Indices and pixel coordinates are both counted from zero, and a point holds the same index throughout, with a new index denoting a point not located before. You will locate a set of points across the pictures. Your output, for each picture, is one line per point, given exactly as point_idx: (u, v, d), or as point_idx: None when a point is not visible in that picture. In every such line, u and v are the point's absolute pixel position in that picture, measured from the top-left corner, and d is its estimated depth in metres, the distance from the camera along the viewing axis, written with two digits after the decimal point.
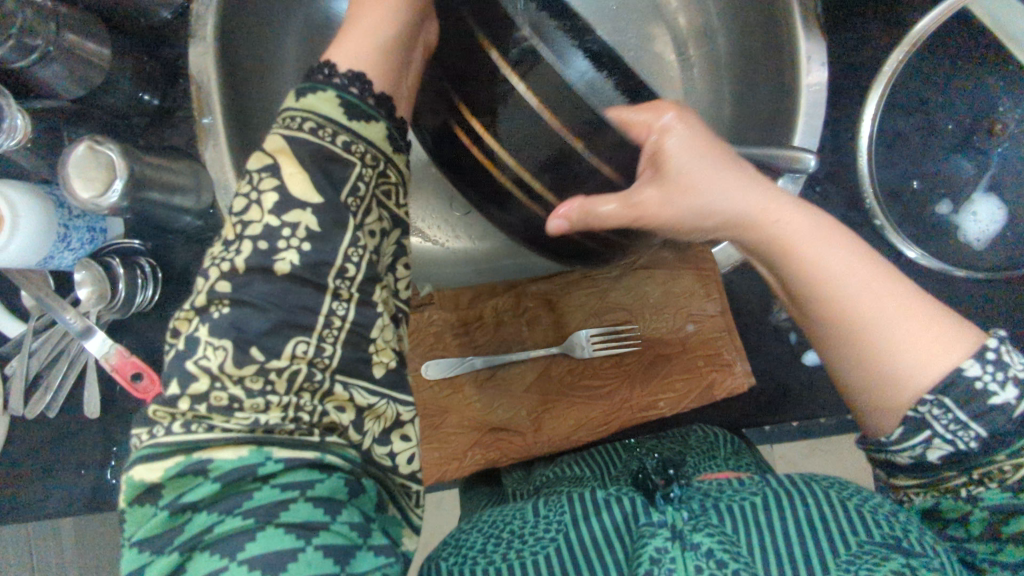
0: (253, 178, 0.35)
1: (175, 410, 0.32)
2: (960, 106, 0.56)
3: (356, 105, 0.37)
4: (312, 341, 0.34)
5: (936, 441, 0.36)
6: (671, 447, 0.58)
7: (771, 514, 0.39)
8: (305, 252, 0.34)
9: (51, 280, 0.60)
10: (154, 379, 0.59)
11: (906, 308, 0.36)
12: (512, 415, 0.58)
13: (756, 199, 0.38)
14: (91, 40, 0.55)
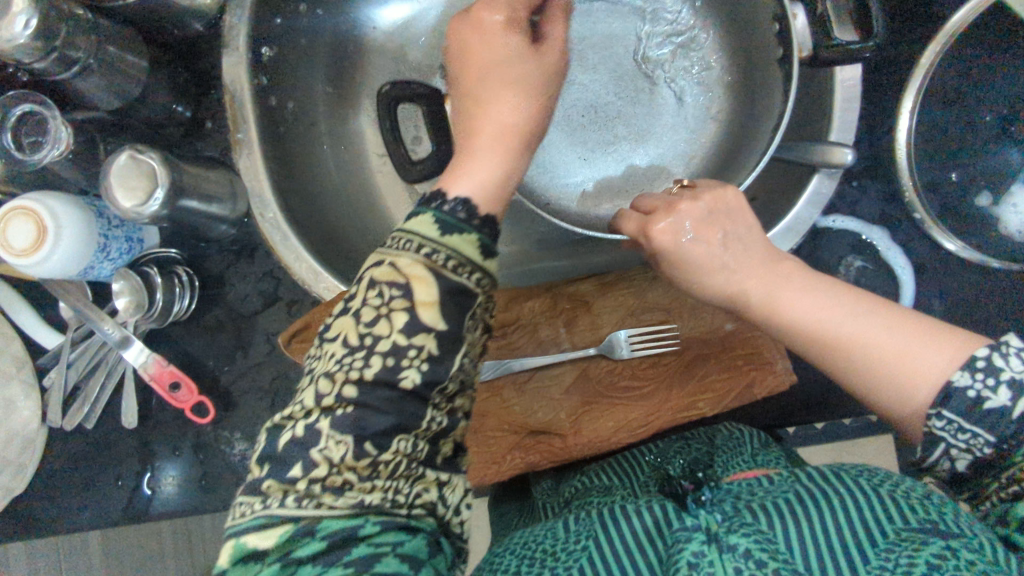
0: (379, 291, 0.34)
1: (290, 487, 0.32)
2: (998, 96, 0.56)
3: (452, 223, 0.36)
4: (413, 438, 0.34)
5: (954, 451, 0.36)
6: (696, 447, 0.57)
7: (807, 504, 0.37)
8: (426, 370, 0.34)
9: (90, 291, 0.60)
10: (191, 388, 0.59)
11: (892, 333, 0.38)
12: (550, 417, 0.58)
13: (739, 274, 0.44)
14: (130, 53, 0.56)
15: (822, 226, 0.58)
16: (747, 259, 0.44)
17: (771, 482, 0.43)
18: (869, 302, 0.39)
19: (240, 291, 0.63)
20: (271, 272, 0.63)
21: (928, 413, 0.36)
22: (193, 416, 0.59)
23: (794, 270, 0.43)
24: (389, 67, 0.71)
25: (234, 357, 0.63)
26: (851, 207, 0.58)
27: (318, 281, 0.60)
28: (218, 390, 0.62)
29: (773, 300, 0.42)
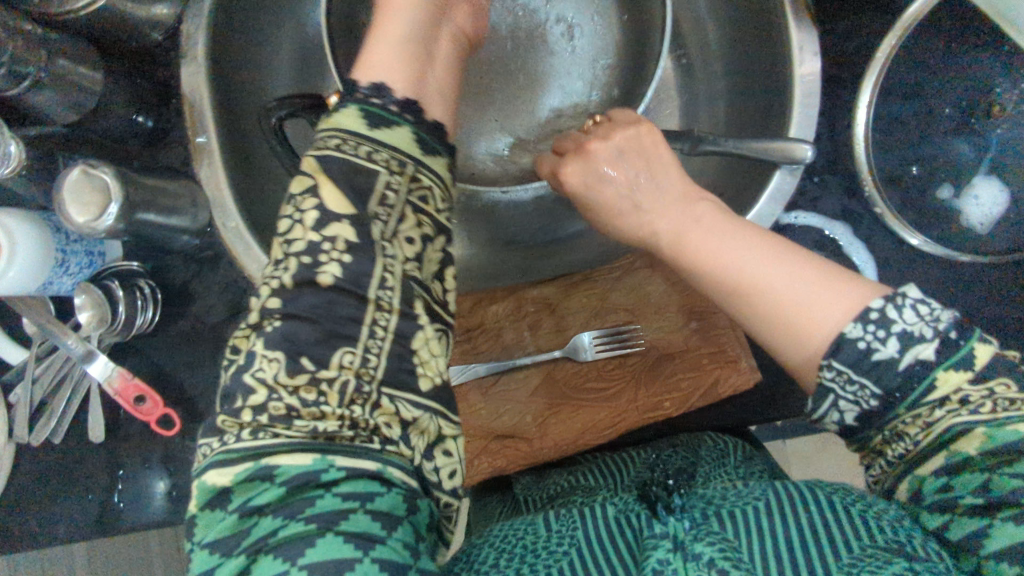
0: (296, 201, 0.36)
1: (242, 419, 0.33)
2: (957, 89, 0.56)
3: (363, 109, 0.39)
4: (358, 351, 0.34)
5: (843, 404, 0.37)
6: (681, 456, 0.56)
7: (775, 520, 0.39)
8: (346, 263, 0.35)
9: (53, 305, 0.60)
10: (157, 401, 0.59)
11: (794, 278, 0.38)
12: (517, 421, 0.58)
13: (666, 222, 0.47)
14: (83, 66, 0.55)
15: (784, 222, 0.58)
16: (663, 200, 0.48)
17: (743, 490, 0.44)
18: (783, 255, 0.39)
19: (207, 301, 0.63)
20: (236, 281, 0.63)
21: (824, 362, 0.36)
22: (160, 430, 0.59)
23: (716, 223, 0.44)
24: None
25: (202, 367, 0.63)
26: (812, 202, 0.58)
27: None
28: (187, 400, 0.62)
29: (688, 240, 0.44)
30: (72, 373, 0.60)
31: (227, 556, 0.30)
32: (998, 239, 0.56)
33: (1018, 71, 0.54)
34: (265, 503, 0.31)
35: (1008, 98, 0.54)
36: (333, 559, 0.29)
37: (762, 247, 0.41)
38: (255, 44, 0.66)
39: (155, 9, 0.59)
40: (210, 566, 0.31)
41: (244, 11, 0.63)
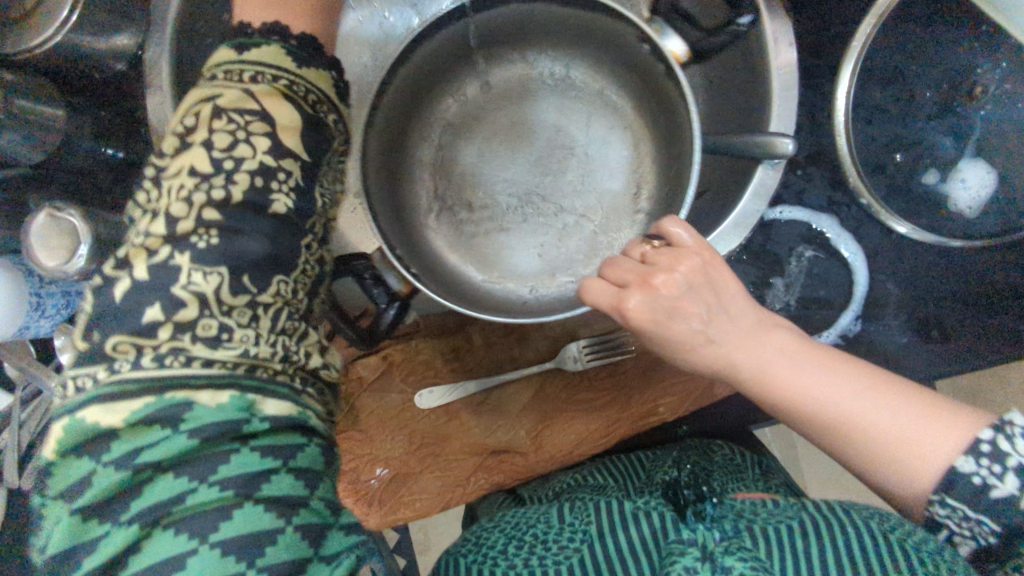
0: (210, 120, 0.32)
1: (148, 341, 0.30)
2: (937, 71, 0.54)
3: (253, 42, 0.35)
4: (291, 283, 0.33)
5: (959, 538, 0.33)
6: (681, 457, 0.56)
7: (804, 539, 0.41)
8: (293, 203, 0.33)
9: (34, 348, 0.60)
10: None
11: (892, 404, 0.34)
12: (511, 436, 0.58)
13: (733, 331, 0.38)
14: (46, 105, 0.55)
15: (771, 218, 0.57)
16: (737, 333, 0.38)
17: (777, 506, 0.46)
18: (860, 381, 0.36)
19: None
20: None
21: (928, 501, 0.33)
22: None
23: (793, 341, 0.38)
24: None
25: None
26: (797, 195, 0.57)
27: None
28: None
29: (764, 376, 0.37)
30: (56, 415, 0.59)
31: (117, 518, 0.27)
32: (989, 223, 0.54)
33: (998, 49, 0.52)
34: (166, 452, 0.28)
35: (990, 77, 0.52)
36: (253, 529, 0.28)
37: (845, 365, 0.36)
38: None
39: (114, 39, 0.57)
40: (89, 530, 0.27)
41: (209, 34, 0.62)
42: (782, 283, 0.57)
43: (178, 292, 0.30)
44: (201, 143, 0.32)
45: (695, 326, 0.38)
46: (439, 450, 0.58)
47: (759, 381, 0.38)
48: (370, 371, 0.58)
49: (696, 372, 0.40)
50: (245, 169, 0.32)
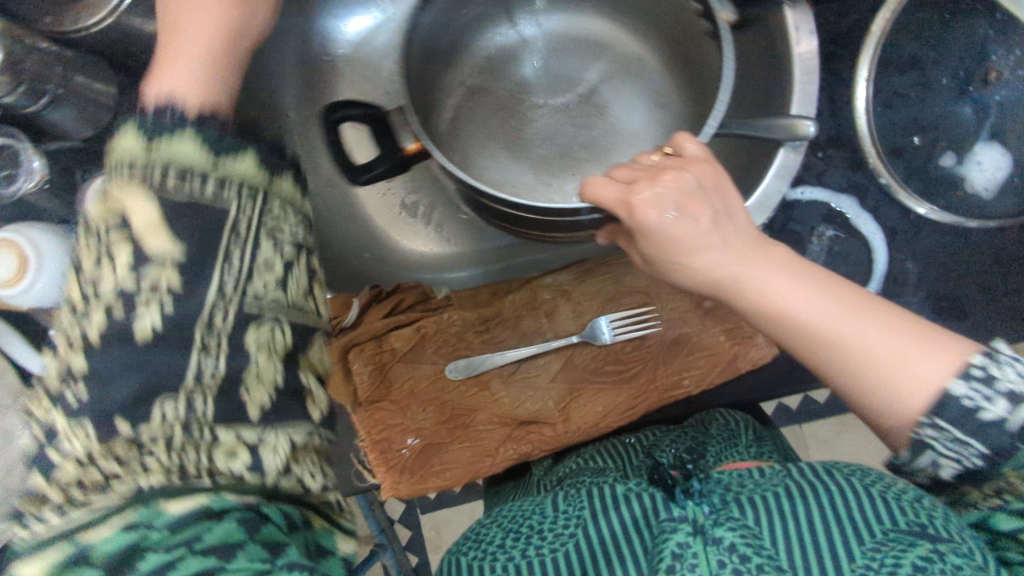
0: (99, 238, 0.33)
1: (83, 472, 0.32)
2: (954, 58, 0.57)
3: (165, 131, 0.33)
4: (210, 356, 0.33)
5: (946, 460, 0.37)
6: (693, 433, 0.57)
7: (796, 504, 0.39)
8: (167, 311, 0.33)
9: None
10: None
11: (886, 326, 0.38)
12: (540, 407, 0.60)
13: (734, 244, 0.41)
14: (98, 81, 0.56)
15: (792, 198, 0.59)
16: (740, 247, 0.41)
17: (763, 478, 0.45)
18: (838, 308, 0.38)
19: None
20: None
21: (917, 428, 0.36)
22: None
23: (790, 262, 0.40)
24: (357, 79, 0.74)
25: None
26: (817, 176, 0.60)
27: None
28: None
29: (763, 293, 0.40)
30: None
31: None
32: (1008, 201, 0.57)
33: (1013, 36, 0.55)
34: None
35: (1006, 63, 0.55)
36: None
37: (844, 291, 0.39)
38: (262, 53, 0.68)
39: None
40: None
41: None
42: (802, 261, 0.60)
43: (150, 417, 0.32)
44: (127, 250, 0.32)
45: (701, 227, 0.40)
46: (468, 421, 0.60)
47: (752, 298, 0.40)
48: (402, 342, 0.60)
49: (695, 283, 0.42)
50: (150, 275, 0.32)
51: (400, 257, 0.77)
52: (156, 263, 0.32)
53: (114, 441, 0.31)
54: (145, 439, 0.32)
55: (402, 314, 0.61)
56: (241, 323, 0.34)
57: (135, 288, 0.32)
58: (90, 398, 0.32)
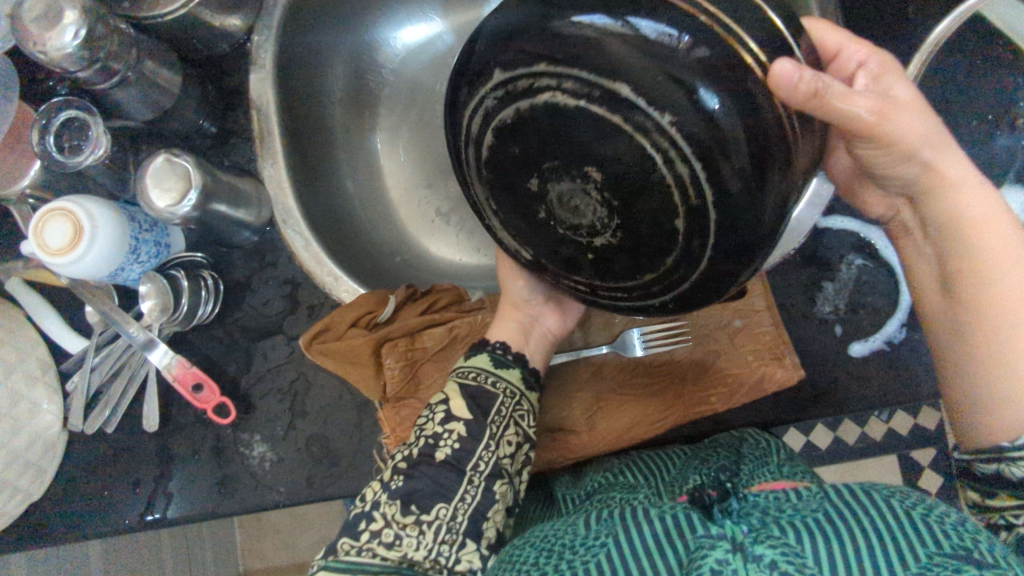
0: (432, 409, 0.50)
1: (357, 540, 0.44)
2: (982, 104, 0.60)
3: (501, 359, 0.53)
4: (450, 505, 0.45)
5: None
6: (728, 450, 0.55)
7: (842, 523, 0.33)
8: (455, 448, 0.47)
9: (115, 295, 0.62)
10: (214, 389, 0.60)
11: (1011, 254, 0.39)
12: (567, 415, 0.61)
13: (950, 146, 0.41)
14: (165, 68, 0.59)
15: (823, 226, 0.62)
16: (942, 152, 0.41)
17: (802, 495, 0.37)
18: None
19: (263, 295, 0.65)
20: (295, 275, 0.65)
21: (1006, 445, 0.38)
22: (214, 417, 0.60)
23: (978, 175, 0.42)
24: (404, 92, 0.79)
25: (254, 360, 0.64)
26: (849, 207, 0.62)
27: (340, 284, 0.63)
28: (240, 394, 0.63)
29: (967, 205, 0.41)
30: (130, 363, 0.61)
31: None
32: None
33: None
34: None
35: None
36: None
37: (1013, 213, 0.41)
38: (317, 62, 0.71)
39: (229, 21, 0.63)
40: None
41: (309, 24, 0.68)
42: (831, 288, 0.61)
43: (394, 499, 0.45)
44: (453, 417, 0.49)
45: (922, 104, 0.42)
46: None
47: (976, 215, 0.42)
48: (434, 342, 0.61)
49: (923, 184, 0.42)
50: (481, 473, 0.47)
51: (432, 265, 0.78)
52: (457, 420, 0.49)
53: (409, 515, 0.45)
54: (422, 523, 0.44)
55: (435, 313, 0.62)
56: (495, 469, 0.47)
57: (423, 519, 0.45)
58: (407, 485, 0.46)
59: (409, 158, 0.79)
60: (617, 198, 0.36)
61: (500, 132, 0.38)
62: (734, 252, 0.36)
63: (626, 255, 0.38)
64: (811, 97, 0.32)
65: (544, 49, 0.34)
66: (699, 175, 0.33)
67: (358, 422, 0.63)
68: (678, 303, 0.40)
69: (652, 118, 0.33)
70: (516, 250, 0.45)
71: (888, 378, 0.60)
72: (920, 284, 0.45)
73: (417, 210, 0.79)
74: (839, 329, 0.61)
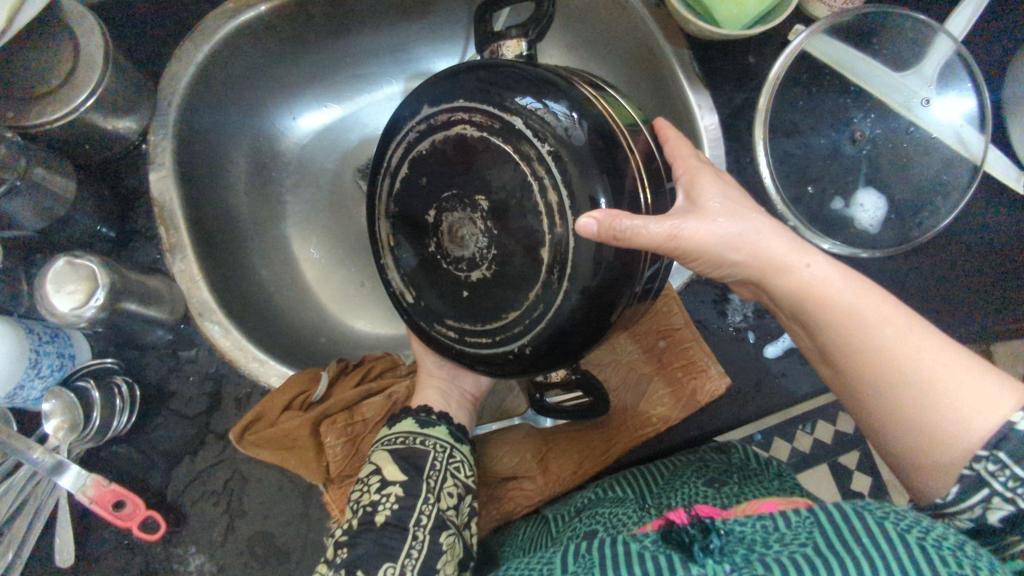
0: (364, 480, 0.49)
1: None
2: (826, 124, 0.70)
3: (427, 419, 0.53)
4: (398, 564, 0.44)
5: (995, 500, 0.35)
6: (714, 469, 0.55)
7: (833, 559, 0.32)
8: (396, 508, 0.46)
9: (14, 420, 0.57)
10: (138, 503, 0.55)
11: (882, 329, 0.39)
12: (518, 462, 0.61)
13: (783, 244, 0.42)
14: (57, 174, 0.58)
15: None
16: (768, 240, 0.42)
17: (791, 523, 0.36)
18: (901, 320, 0.39)
19: (184, 395, 0.62)
20: (217, 368, 0.63)
21: (940, 502, 0.38)
22: (142, 535, 0.54)
23: (809, 253, 0.42)
24: (307, 177, 0.80)
25: (181, 465, 0.60)
26: None
27: (268, 369, 0.61)
28: (168, 505, 0.58)
29: (824, 295, 0.41)
30: (36, 492, 0.54)
31: None
32: (890, 232, 0.67)
33: (867, 104, 0.69)
34: None
35: (864, 124, 0.69)
36: None
37: (868, 285, 0.41)
38: (216, 156, 0.72)
39: (123, 123, 0.63)
40: None
41: (203, 117, 0.69)
42: (737, 298, 0.66)
43: (340, 567, 0.44)
44: (382, 481, 0.48)
45: (735, 208, 0.42)
46: None
47: (820, 298, 0.41)
48: (374, 412, 0.60)
49: (779, 285, 0.42)
50: (428, 527, 0.46)
51: (360, 341, 0.78)
52: (393, 484, 0.47)
53: None
54: None
55: (372, 381, 0.61)
56: (438, 522, 0.47)
57: None
58: (350, 554, 0.44)
59: (322, 242, 0.79)
60: (494, 224, 0.43)
61: (415, 162, 0.47)
62: (590, 298, 0.41)
63: (495, 286, 0.44)
64: (612, 240, 0.37)
65: (463, 94, 0.44)
66: (564, 202, 0.40)
67: (304, 512, 0.60)
68: (534, 353, 0.43)
69: (535, 148, 0.41)
70: (402, 290, 0.50)
71: (804, 372, 0.64)
72: (811, 355, 0.46)
73: (337, 289, 0.79)
74: (751, 335, 0.65)
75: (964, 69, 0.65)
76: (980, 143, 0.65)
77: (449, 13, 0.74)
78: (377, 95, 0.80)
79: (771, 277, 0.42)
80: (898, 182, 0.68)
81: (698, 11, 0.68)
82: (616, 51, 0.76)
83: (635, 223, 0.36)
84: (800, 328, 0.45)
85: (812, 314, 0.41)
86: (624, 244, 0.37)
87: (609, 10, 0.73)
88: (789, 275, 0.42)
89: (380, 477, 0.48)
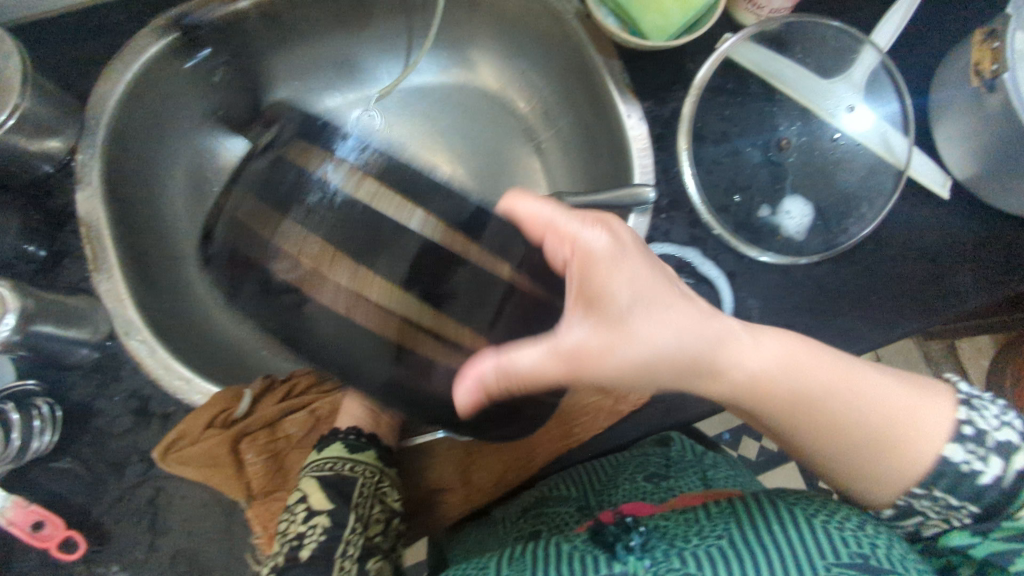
0: (292, 508, 0.52)
1: None
2: (752, 132, 0.70)
3: (357, 445, 0.55)
4: None
5: (928, 520, 0.51)
6: (654, 465, 0.71)
7: (735, 551, 0.48)
8: (321, 540, 0.50)
9: None
10: (58, 524, 0.56)
11: (806, 373, 0.50)
12: (440, 476, 0.62)
13: (688, 322, 0.49)
14: None
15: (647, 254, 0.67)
16: (672, 323, 0.48)
17: (710, 514, 0.53)
18: (828, 365, 0.51)
19: (107, 414, 0.62)
20: (144, 386, 0.63)
21: (887, 511, 0.52)
22: (60, 555, 0.56)
23: (706, 324, 0.49)
24: None
25: (105, 484, 0.60)
26: (666, 232, 0.68)
27: (191, 387, 0.61)
28: (90, 526, 0.59)
29: (723, 361, 0.50)
30: None
31: None
32: (816, 239, 0.68)
33: (790, 112, 0.69)
34: None
35: (790, 131, 0.69)
36: None
37: (758, 340, 0.51)
38: (149, 171, 0.72)
39: (48, 142, 0.63)
40: None
41: (135, 133, 0.70)
42: None
43: None
44: (309, 513, 0.51)
45: (648, 292, 0.49)
46: None
47: (716, 368, 0.50)
48: (296, 428, 0.63)
49: (682, 361, 0.49)
50: (353, 555, 0.50)
51: None
52: (320, 514, 0.51)
53: None
54: None
55: (296, 398, 0.63)
56: (364, 551, 0.51)
57: None
58: None
59: None
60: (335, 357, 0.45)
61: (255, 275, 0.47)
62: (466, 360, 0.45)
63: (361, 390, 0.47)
64: (505, 375, 0.45)
65: None
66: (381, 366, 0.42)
67: (227, 527, 0.60)
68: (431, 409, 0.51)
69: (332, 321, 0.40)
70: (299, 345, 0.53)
71: None
72: (721, 396, 0.52)
73: None
74: None
75: (888, 77, 0.67)
76: (904, 147, 0.66)
77: (394, 22, 0.78)
78: (313, 109, 0.81)
79: (671, 357, 0.49)
80: (822, 189, 0.68)
81: (626, 21, 0.69)
82: (548, 60, 0.77)
83: (525, 359, 0.45)
84: (722, 386, 0.51)
85: (706, 379, 0.51)
86: (516, 377, 0.45)
87: (540, 23, 0.75)
88: (697, 346, 0.49)
89: (307, 505, 0.51)
